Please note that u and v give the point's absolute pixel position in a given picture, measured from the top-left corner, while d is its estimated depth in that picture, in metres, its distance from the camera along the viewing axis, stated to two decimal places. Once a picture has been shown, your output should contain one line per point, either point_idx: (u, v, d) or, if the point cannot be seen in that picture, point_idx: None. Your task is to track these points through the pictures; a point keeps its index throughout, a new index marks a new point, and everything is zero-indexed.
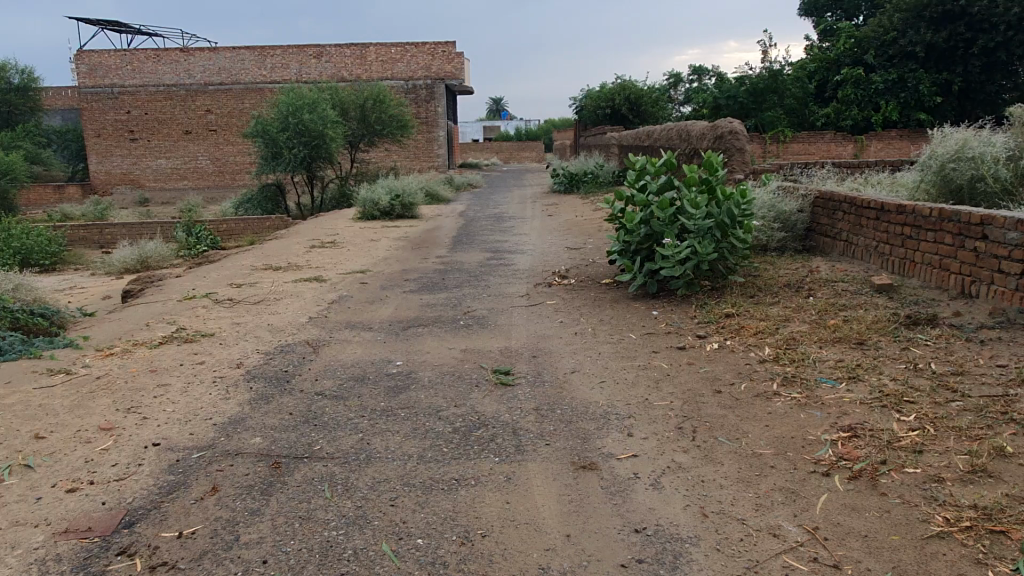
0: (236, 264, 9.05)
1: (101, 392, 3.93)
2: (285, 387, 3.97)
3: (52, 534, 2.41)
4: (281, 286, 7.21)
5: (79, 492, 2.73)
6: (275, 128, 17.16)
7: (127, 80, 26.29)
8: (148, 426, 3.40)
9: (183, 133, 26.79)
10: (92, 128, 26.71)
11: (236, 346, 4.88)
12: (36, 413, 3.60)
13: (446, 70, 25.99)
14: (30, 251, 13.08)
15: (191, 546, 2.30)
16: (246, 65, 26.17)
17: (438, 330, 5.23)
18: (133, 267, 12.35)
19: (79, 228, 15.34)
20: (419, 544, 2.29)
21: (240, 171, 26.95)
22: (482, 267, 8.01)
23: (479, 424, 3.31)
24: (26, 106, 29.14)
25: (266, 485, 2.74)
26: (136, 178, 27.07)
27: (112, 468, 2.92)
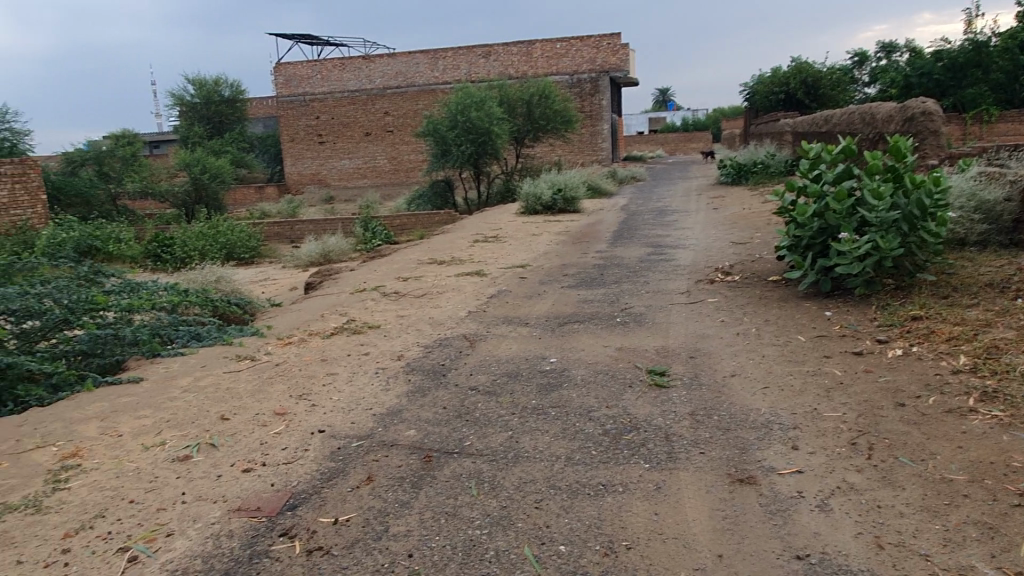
0: (407, 258, 9.51)
1: (279, 378, 4.25)
2: (442, 380, 4.07)
3: (227, 511, 2.61)
4: (445, 281, 7.46)
5: (252, 472, 2.94)
6: (445, 126, 17.91)
7: (317, 87, 28.56)
8: (316, 413, 3.62)
9: (364, 135, 28.60)
10: (288, 134, 29.29)
11: (399, 338, 5.09)
12: (223, 395, 3.95)
13: (612, 62, 25.66)
14: (233, 245, 14.57)
15: (345, 534, 2.40)
16: (420, 68, 27.44)
17: (594, 326, 5.14)
18: (317, 260, 13.36)
19: (274, 225, 16.84)
20: (561, 550, 2.23)
21: (414, 169, 28.30)
22: (642, 262, 7.81)
23: (630, 426, 3.19)
24: (235, 116, 32.52)
25: (417, 478, 2.81)
26: (323, 177, 29.31)
27: (282, 452, 3.13)
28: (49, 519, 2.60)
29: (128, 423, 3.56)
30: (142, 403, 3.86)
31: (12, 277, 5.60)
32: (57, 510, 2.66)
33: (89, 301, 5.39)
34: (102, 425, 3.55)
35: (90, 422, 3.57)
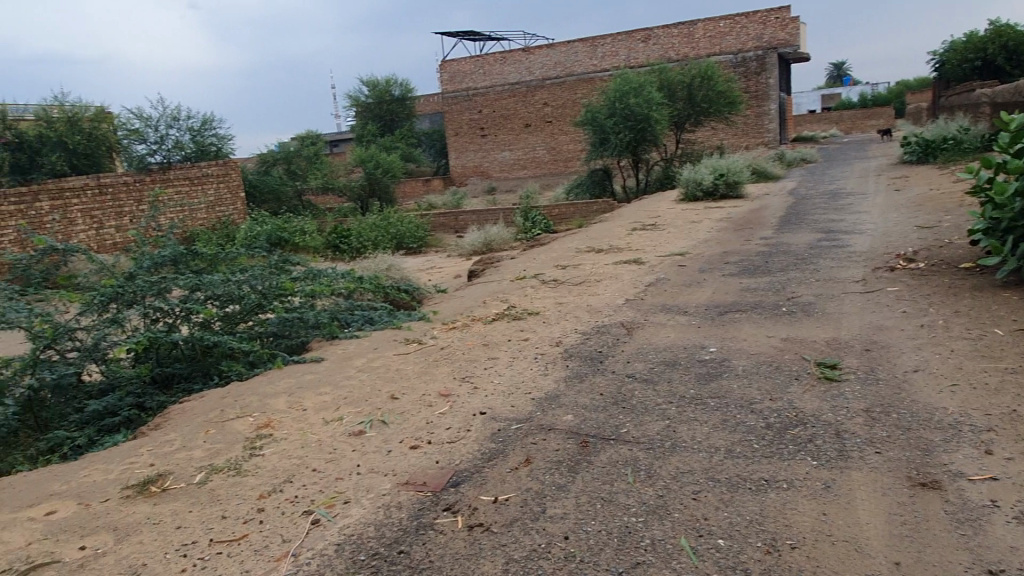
0: (565, 246, 9.61)
1: (444, 361, 4.46)
2: (599, 367, 4.09)
3: (397, 484, 2.79)
4: (602, 268, 7.46)
5: (419, 449, 3.12)
6: (603, 114, 17.88)
7: (479, 82, 29.46)
8: (478, 395, 3.77)
9: (524, 126, 29.09)
10: (452, 128, 30.48)
11: (557, 325, 5.16)
12: (394, 376, 4.22)
13: (780, 38, 24.23)
14: (403, 236, 15.41)
15: (504, 513, 2.49)
16: (579, 56, 27.45)
17: (758, 316, 4.93)
18: (479, 249, 13.83)
19: (440, 216, 17.62)
20: (720, 544, 2.18)
21: (573, 159, 28.29)
22: (812, 249, 7.36)
23: (796, 421, 3.04)
24: (404, 113, 34.32)
25: (573, 462, 2.85)
26: (485, 169, 30.21)
27: (446, 431, 3.29)
28: (246, 481, 2.91)
29: (311, 399, 3.89)
30: (323, 381, 4.20)
31: (216, 265, 6.28)
32: (253, 474, 2.97)
33: (279, 286, 5.93)
34: (289, 399, 3.90)
35: (281, 397, 3.95)
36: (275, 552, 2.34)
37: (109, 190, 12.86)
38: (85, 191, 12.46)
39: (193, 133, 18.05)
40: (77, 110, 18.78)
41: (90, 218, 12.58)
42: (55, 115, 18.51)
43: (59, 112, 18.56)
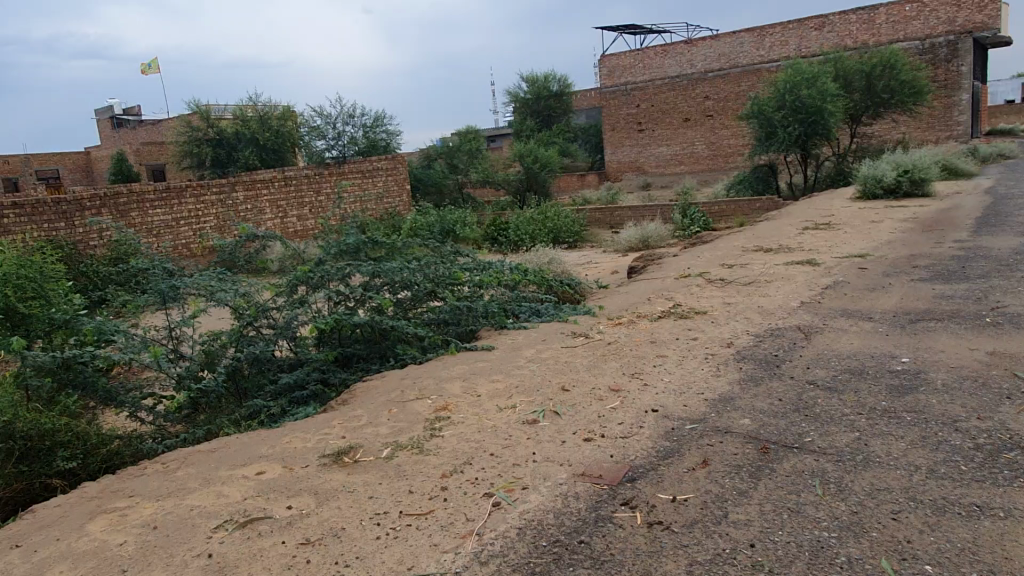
0: (729, 245, 9.27)
1: (611, 356, 4.45)
2: (775, 372, 3.91)
3: (573, 475, 2.83)
4: (773, 269, 7.12)
5: (592, 442, 3.14)
6: (771, 107, 17.05)
7: (639, 76, 29.05)
8: (649, 392, 3.72)
9: (683, 121, 28.22)
10: (610, 123, 30.23)
11: (728, 326, 4.99)
12: (563, 368, 4.27)
13: (977, 20, 21.86)
14: (559, 230, 15.56)
15: (684, 513, 2.45)
16: (745, 48, 26.28)
17: (956, 326, 4.50)
18: (636, 246, 13.68)
19: (595, 211, 17.54)
20: (927, 570, 2.02)
21: (734, 154, 27.13)
22: (1017, 255, 6.61)
23: (1011, 445, 2.74)
24: (561, 109, 34.53)
25: (755, 468, 2.75)
26: (641, 165, 29.71)
27: (619, 426, 3.29)
28: (429, 459, 3.07)
29: (484, 385, 4.03)
30: (494, 369, 4.34)
31: (394, 254, 6.61)
32: (435, 453, 3.13)
33: (450, 276, 6.18)
34: (464, 384, 4.07)
35: (455, 382, 4.13)
36: (460, 529, 2.46)
37: (294, 182, 13.96)
38: (274, 183, 13.60)
39: (366, 129, 19.20)
40: (267, 110, 20.58)
41: (277, 208, 13.73)
42: (249, 114, 20.40)
43: (252, 111, 20.42)
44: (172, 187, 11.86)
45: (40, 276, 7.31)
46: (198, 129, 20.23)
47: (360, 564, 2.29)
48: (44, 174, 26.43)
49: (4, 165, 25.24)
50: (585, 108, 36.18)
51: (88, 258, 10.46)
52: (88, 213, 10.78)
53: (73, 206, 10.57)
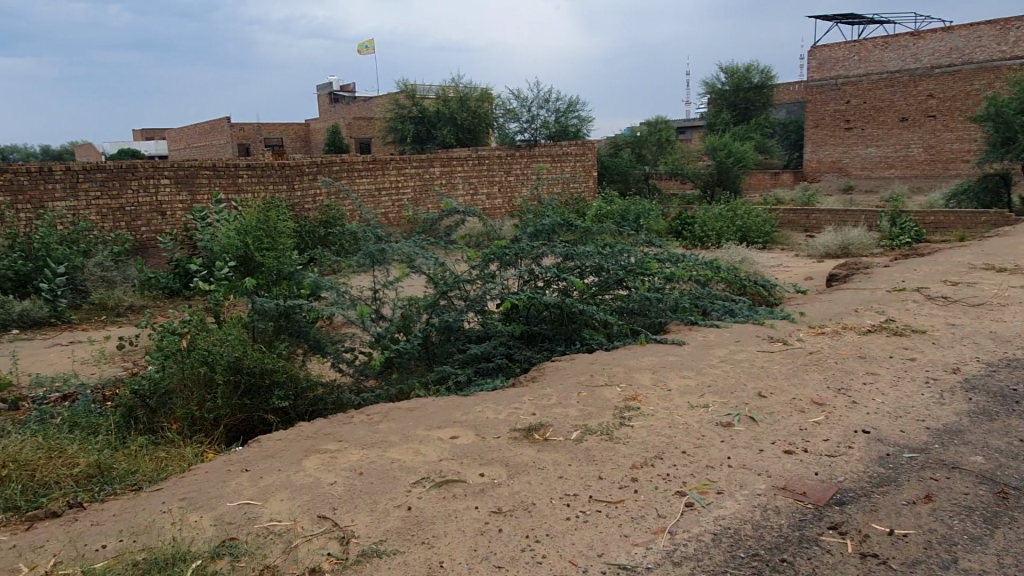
0: (952, 260, 8.31)
1: (814, 367, 4.15)
2: (1013, 408, 3.43)
3: (773, 487, 2.67)
4: (1009, 291, 6.27)
5: (794, 456, 2.94)
6: (1011, 109, 15.04)
7: (852, 69, 26.63)
8: (859, 411, 3.43)
9: (899, 121, 25.51)
10: (813, 120, 28.03)
11: (952, 350, 4.48)
12: (760, 373, 4.04)
13: None
14: (749, 229, 14.76)
15: (903, 550, 2.22)
16: (982, 42, 23.13)
17: None
18: (834, 252, 12.72)
19: (788, 212, 16.32)
20: None
21: (956, 160, 24.16)
22: None
23: None
24: (760, 102, 32.67)
25: (990, 514, 2.43)
26: (843, 166, 27.24)
27: (824, 443, 3.06)
28: (618, 448, 3.05)
29: (676, 380, 3.93)
30: (685, 364, 4.21)
31: (587, 239, 6.55)
32: (625, 442, 3.10)
33: (642, 266, 6.02)
34: (654, 376, 3.99)
35: (645, 373, 4.06)
36: (651, 525, 2.42)
37: (487, 161, 14.32)
38: (468, 161, 14.02)
39: (560, 114, 19.34)
40: (467, 91, 21.40)
41: (469, 185, 14.16)
42: (450, 94, 21.32)
43: (454, 92, 21.33)
44: (378, 159, 12.67)
45: (267, 231, 8.10)
46: (404, 107, 21.48)
47: (550, 542, 2.34)
48: (270, 141, 29.35)
49: (239, 131, 28.38)
50: (787, 103, 34.13)
51: (303, 219, 11.45)
52: (307, 178, 11.84)
53: (295, 171, 11.65)
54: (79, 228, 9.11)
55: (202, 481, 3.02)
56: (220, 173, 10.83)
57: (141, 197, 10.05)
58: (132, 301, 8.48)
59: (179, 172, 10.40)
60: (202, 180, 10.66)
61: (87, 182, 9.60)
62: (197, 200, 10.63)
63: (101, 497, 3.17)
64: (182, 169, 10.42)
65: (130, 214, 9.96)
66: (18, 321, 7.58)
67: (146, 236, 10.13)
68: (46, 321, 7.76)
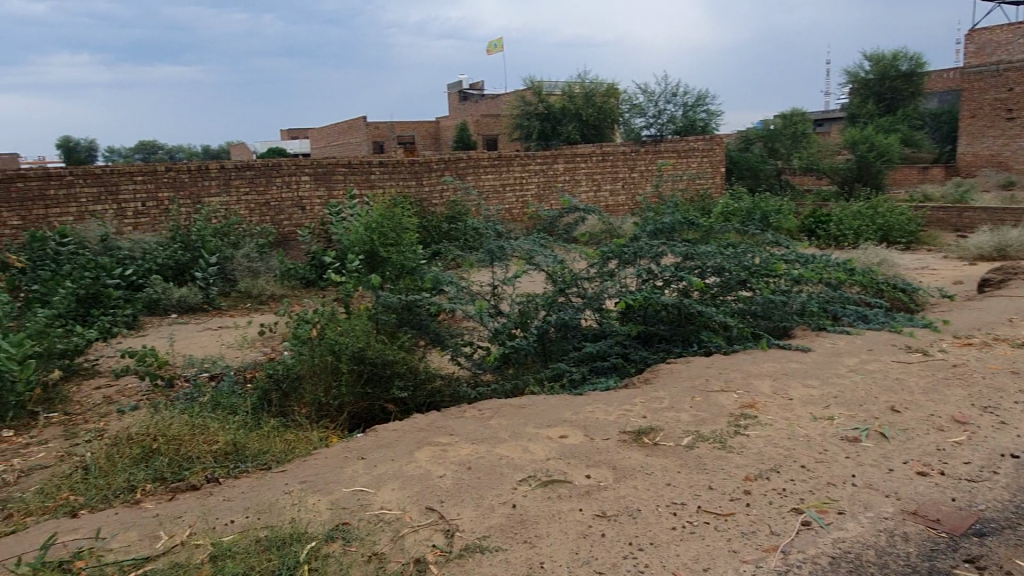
0: None
1: (957, 382, 3.81)
2: None
3: (901, 511, 2.48)
4: None
5: (928, 478, 2.71)
6: None
7: (1018, 53, 24.16)
8: (1007, 434, 3.11)
9: None
10: (969, 109, 25.56)
11: None
12: (893, 385, 3.76)
13: None
14: (890, 228, 13.74)
15: None
16: None
17: None
18: (989, 254, 11.60)
19: (938, 210, 15.05)
20: None
21: None
22: None
23: None
24: (909, 91, 30.30)
25: None
26: (1005, 160, 24.72)
27: (965, 466, 2.80)
28: (732, 458, 2.93)
29: (798, 389, 3.72)
30: (810, 372, 3.98)
31: (710, 238, 6.31)
32: (738, 452, 2.97)
33: (768, 267, 5.74)
34: (775, 384, 3.80)
35: (765, 379, 3.87)
36: (763, 542, 2.32)
37: (611, 157, 14.11)
38: (592, 157, 13.88)
39: (687, 108, 18.83)
40: (593, 86, 21.27)
41: (592, 181, 14.02)
42: (576, 90, 21.27)
43: (580, 88, 21.26)
44: (504, 155, 12.82)
45: (395, 226, 8.40)
46: (530, 104, 21.66)
47: (653, 551, 2.28)
48: (403, 139, 30.49)
49: (374, 129, 29.70)
50: (941, 91, 31.49)
51: (430, 214, 11.78)
52: (434, 174, 12.20)
53: (424, 167, 12.04)
54: (229, 222, 9.88)
55: (322, 466, 3.18)
56: (355, 170, 11.37)
57: (285, 193, 10.86)
58: (273, 290, 9.06)
59: (318, 170, 11.06)
60: (338, 178, 11.26)
61: (239, 179, 10.54)
62: (334, 196, 11.22)
63: (235, 473, 3.41)
64: (321, 167, 11.08)
65: (274, 209, 10.81)
66: (176, 306, 8.31)
67: (288, 229, 10.93)
68: (200, 306, 8.46)
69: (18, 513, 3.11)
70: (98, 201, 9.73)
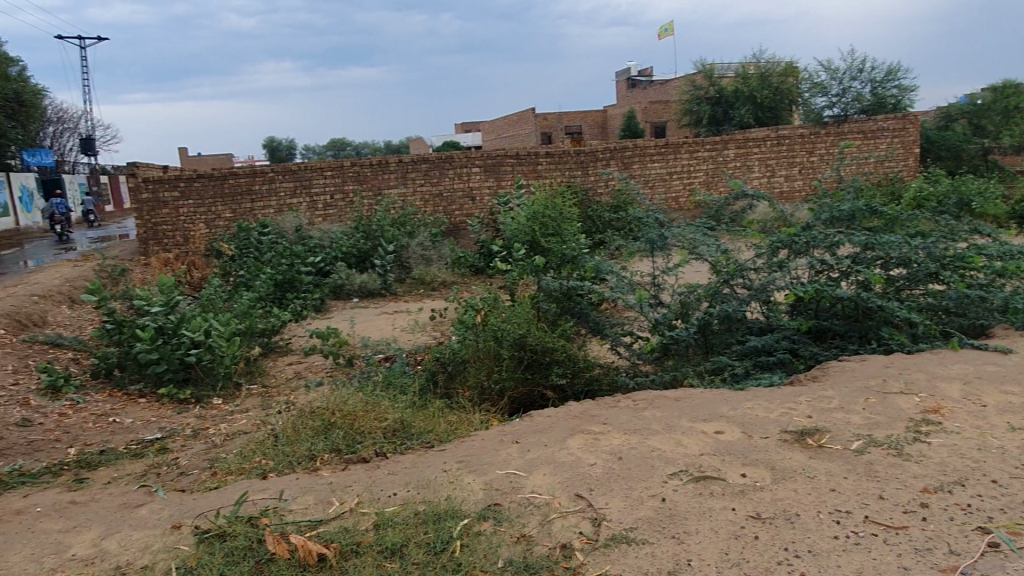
0: None
1: None
2: None
3: None
4: None
5: None
6: None
7: None
8: None
9: None
10: None
11: None
12: None
13: None
14: None
15: None
16: None
17: None
18: None
19: None
20: None
21: None
22: None
23: None
24: None
25: None
26: None
27: None
28: (909, 467, 2.69)
29: (995, 395, 3.33)
30: (1009, 377, 3.55)
31: (896, 226, 5.77)
32: (916, 461, 2.72)
33: (964, 257, 5.15)
34: (965, 389, 3.43)
35: (954, 383, 3.50)
36: (939, 561, 2.11)
37: (788, 140, 13.18)
38: (766, 141, 13.07)
39: (876, 85, 17.27)
40: (769, 66, 20.15)
41: (766, 167, 13.19)
42: (751, 71, 20.26)
43: (755, 69, 20.22)
44: (671, 142, 12.49)
45: (559, 215, 8.47)
46: (701, 87, 20.95)
47: (811, 560, 2.16)
48: (571, 129, 30.65)
49: (543, 120, 30.15)
50: None
51: (594, 203, 11.76)
52: (600, 163, 12.15)
53: (590, 156, 12.03)
54: (406, 213, 10.46)
55: (479, 447, 3.31)
56: (521, 161, 11.60)
57: (456, 184, 11.33)
58: (444, 277, 9.49)
59: (488, 161, 11.40)
60: (506, 168, 11.55)
61: (415, 171, 11.15)
62: (502, 186, 11.54)
63: (401, 450, 3.63)
64: (490, 159, 11.41)
65: (447, 200, 11.32)
66: (358, 291, 8.96)
67: (459, 219, 11.40)
68: (378, 292, 9.05)
69: (220, 472, 3.53)
70: (294, 194, 10.81)
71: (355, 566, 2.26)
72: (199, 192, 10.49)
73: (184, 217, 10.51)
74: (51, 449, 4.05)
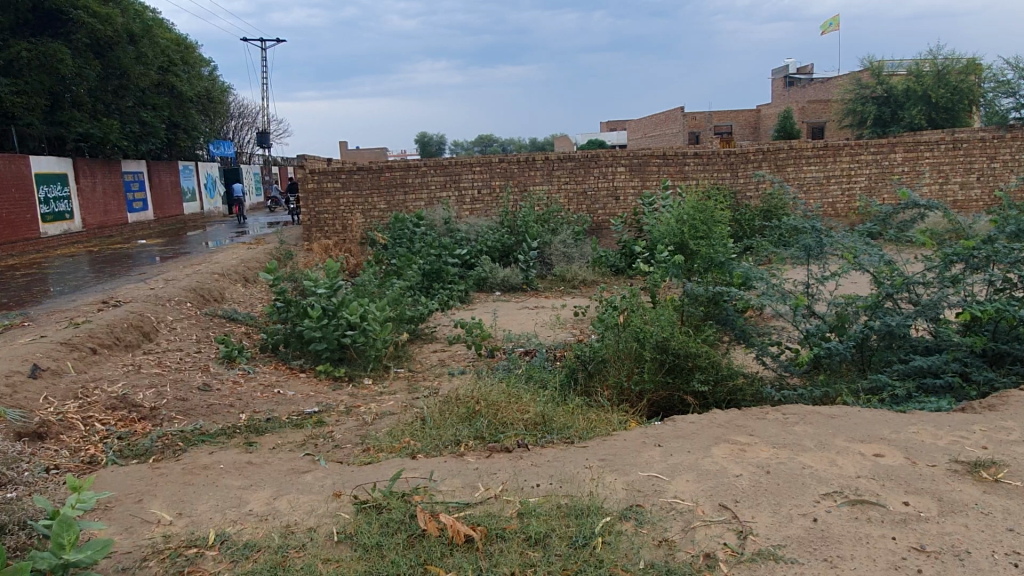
0: None
1: None
2: None
3: None
4: None
5: None
6: None
7: None
8: None
9: None
10: None
11: None
12: None
13: None
14: None
15: None
16: None
17: None
18: None
19: None
20: None
21: None
22: None
23: None
24: None
25: None
26: None
27: None
28: None
29: None
30: None
31: None
32: None
33: None
34: None
35: None
36: None
37: (965, 144, 12.03)
38: (940, 144, 11.99)
39: None
40: (947, 63, 18.55)
41: (938, 173, 12.12)
42: (926, 69, 18.73)
43: (930, 66, 18.67)
44: (830, 144, 11.78)
45: (707, 218, 8.25)
46: (868, 86, 19.63)
47: None
48: (721, 128, 29.72)
49: (692, 120, 29.43)
50: None
51: (744, 208, 11.35)
52: (751, 166, 11.67)
53: (740, 158, 11.58)
54: (551, 210, 10.54)
55: (621, 447, 3.32)
56: (669, 161, 11.38)
57: (601, 183, 11.32)
58: (585, 275, 9.50)
59: (634, 161, 11.31)
60: (653, 168, 11.39)
61: (560, 169, 11.27)
62: (647, 186, 11.41)
63: (542, 443, 3.71)
64: (636, 159, 11.32)
65: (591, 198, 11.34)
66: (501, 285, 9.19)
67: (602, 218, 11.40)
68: (520, 287, 9.20)
69: (372, 448, 3.76)
70: (444, 188, 11.23)
71: (501, 550, 2.36)
72: (358, 184, 11.16)
73: (343, 207, 11.22)
74: (226, 412, 4.48)
